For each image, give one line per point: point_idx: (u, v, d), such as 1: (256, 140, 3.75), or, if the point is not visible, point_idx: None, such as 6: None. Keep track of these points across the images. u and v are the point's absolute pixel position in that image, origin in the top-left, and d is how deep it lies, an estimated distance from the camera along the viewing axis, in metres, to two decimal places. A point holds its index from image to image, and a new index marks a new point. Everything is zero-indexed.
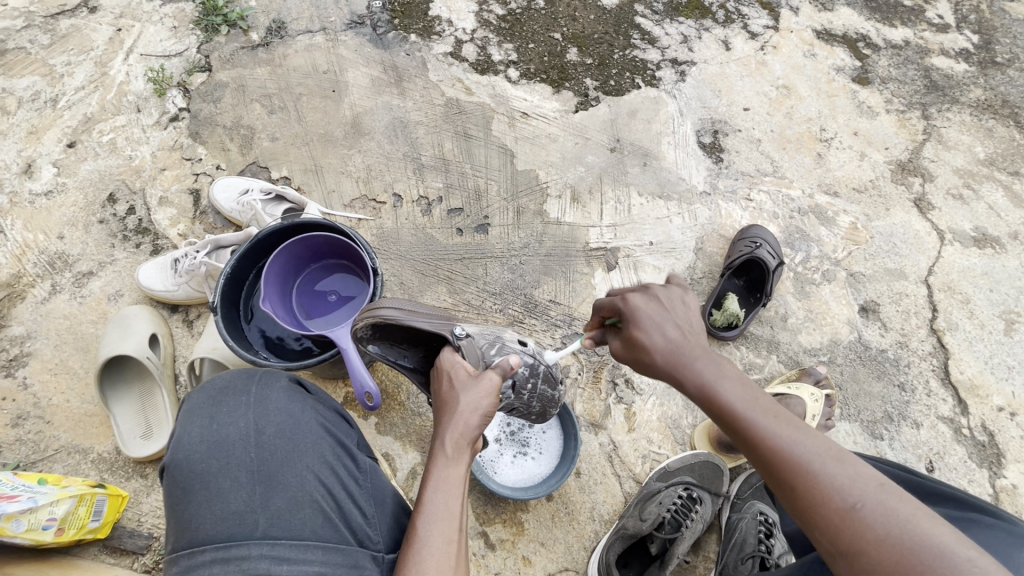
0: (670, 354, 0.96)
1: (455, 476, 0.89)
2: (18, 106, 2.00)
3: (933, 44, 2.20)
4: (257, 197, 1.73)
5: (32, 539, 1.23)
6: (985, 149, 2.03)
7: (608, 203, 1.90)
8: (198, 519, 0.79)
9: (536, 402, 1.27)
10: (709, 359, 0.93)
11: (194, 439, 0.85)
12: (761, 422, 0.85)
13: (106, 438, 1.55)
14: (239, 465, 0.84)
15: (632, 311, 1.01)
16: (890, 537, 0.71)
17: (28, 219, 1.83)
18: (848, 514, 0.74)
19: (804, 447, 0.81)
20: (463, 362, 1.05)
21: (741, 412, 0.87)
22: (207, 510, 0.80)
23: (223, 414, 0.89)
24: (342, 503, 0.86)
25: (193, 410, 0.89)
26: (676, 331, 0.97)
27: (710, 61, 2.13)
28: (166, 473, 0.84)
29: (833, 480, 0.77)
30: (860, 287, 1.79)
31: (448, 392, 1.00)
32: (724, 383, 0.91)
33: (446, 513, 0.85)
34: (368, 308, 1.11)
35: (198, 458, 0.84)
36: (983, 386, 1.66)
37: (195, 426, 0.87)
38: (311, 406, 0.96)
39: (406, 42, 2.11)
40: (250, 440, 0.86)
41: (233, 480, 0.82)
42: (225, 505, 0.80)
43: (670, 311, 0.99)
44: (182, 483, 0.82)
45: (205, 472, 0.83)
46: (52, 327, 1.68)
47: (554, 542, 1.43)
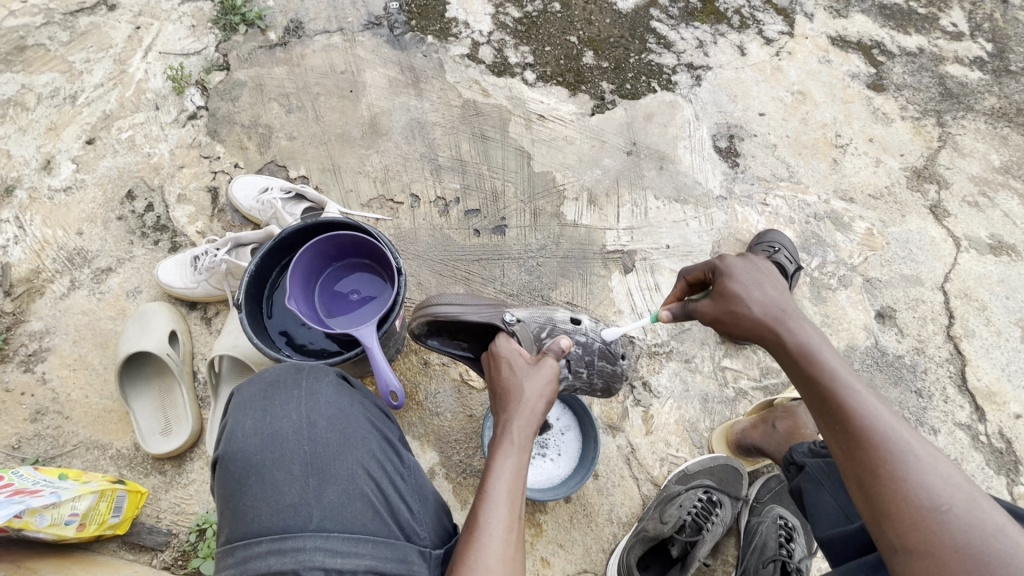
0: (767, 313, 1.04)
1: (519, 462, 0.93)
2: (37, 102, 2.01)
3: (948, 52, 2.21)
4: (277, 196, 1.74)
5: (55, 534, 1.24)
6: (1000, 156, 2.03)
7: (624, 206, 1.91)
8: (253, 511, 0.78)
9: (599, 378, 1.35)
10: (806, 325, 1.02)
11: (248, 431, 0.84)
12: (856, 398, 0.87)
13: (125, 435, 1.55)
14: (293, 457, 0.83)
15: (734, 277, 1.10)
16: (967, 547, 0.71)
17: (47, 215, 1.84)
18: (932, 514, 0.74)
19: (899, 433, 0.82)
20: (519, 350, 1.11)
21: (832, 381, 0.91)
22: (262, 502, 0.79)
23: (275, 407, 0.88)
24: (389, 498, 0.86)
25: (244, 402, 0.89)
26: (774, 296, 1.06)
27: (726, 66, 2.14)
28: (220, 465, 0.83)
29: (921, 477, 0.77)
30: (876, 292, 1.79)
31: (508, 379, 1.05)
32: (823, 350, 0.96)
33: (511, 497, 0.87)
34: (423, 307, 1.22)
35: (253, 451, 0.83)
36: (1000, 393, 1.66)
37: (248, 418, 0.86)
38: (358, 401, 0.96)
39: (423, 44, 2.12)
40: (303, 432, 0.86)
41: (287, 473, 0.81)
42: (279, 497, 0.79)
43: (766, 277, 1.10)
44: (236, 475, 0.81)
45: (259, 463, 0.82)
46: (71, 322, 1.69)
47: (573, 544, 1.43)
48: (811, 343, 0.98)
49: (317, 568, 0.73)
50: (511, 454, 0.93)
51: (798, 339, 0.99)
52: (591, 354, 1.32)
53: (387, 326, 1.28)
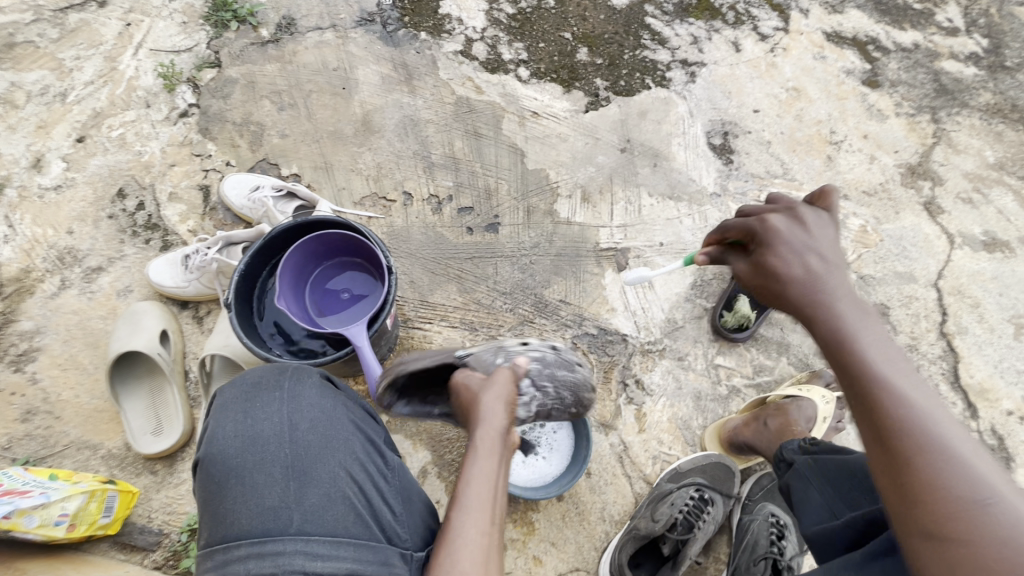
0: (807, 284, 0.93)
1: (488, 472, 0.89)
2: (27, 100, 1.99)
3: (943, 48, 2.20)
4: (268, 194, 1.73)
5: (44, 534, 1.23)
6: (995, 152, 2.03)
7: (618, 203, 1.90)
8: (234, 514, 0.78)
9: (565, 390, 1.27)
10: (851, 298, 0.91)
11: (229, 434, 0.85)
12: (899, 380, 0.80)
13: (117, 435, 1.55)
14: (274, 460, 0.83)
15: (772, 232, 0.99)
16: (1011, 540, 0.64)
17: (37, 213, 1.83)
18: (973, 503, 0.68)
19: (945, 418, 0.75)
20: (474, 372, 1.09)
21: (875, 362, 0.82)
22: (243, 505, 0.79)
23: (257, 410, 0.88)
24: (372, 501, 0.86)
25: (226, 404, 0.89)
26: (819, 264, 0.94)
27: (721, 63, 2.13)
28: (201, 468, 0.83)
29: (966, 466, 0.71)
30: (870, 289, 1.79)
31: (467, 398, 1.02)
32: (864, 330, 0.86)
33: (482, 507, 0.84)
34: (386, 368, 1.22)
35: (233, 454, 0.83)
36: (992, 390, 1.67)
37: (229, 421, 0.86)
38: (342, 402, 0.95)
39: (417, 40, 2.11)
40: (284, 435, 0.86)
41: (268, 475, 0.82)
42: (260, 500, 0.79)
43: (814, 237, 0.97)
44: (217, 478, 0.82)
45: (240, 466, 0.82)
46: (62, 322, 1.68)
47: (565, 542, 1.43)
48: (851, 323, 0.88)
49: (296, 571, 0.73)
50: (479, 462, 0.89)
51: (839, 314, 0.89)
52: (554, 371, 1.25)
53: (377, 325, 1.27)
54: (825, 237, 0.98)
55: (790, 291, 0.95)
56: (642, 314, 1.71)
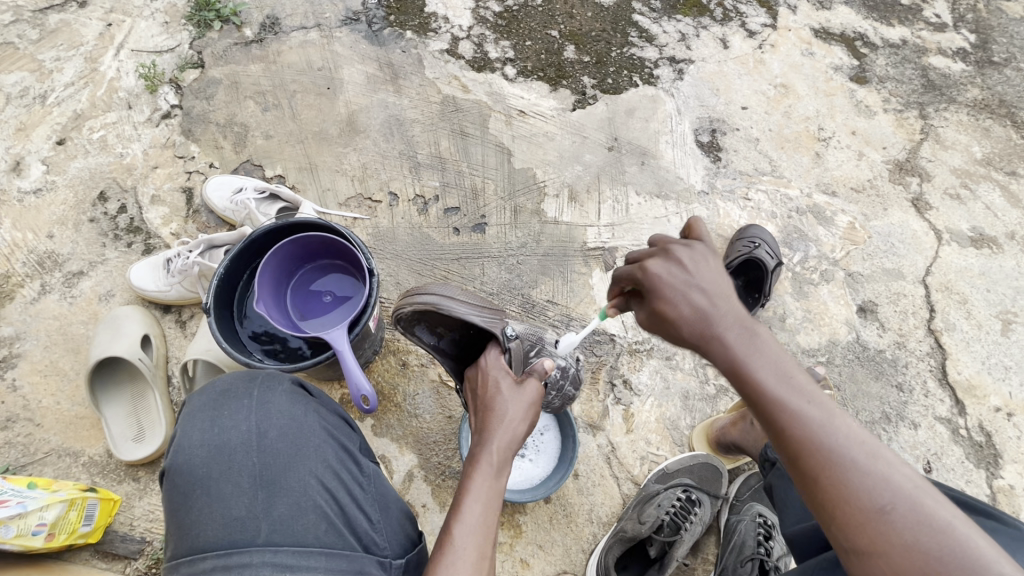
0: (697, 323, 0.89)
1: (495, 484, 0.94)
2: (6, 102, 1.96)
3: (931, 44, 2.20)
4: (251, 196, 1.71)
5: (22, 545, 1.22)
6: (982, 148, 2.03)
7: (606, 202, 1.89)
8: (201, 526, 0.78)
9: (558, 398, 1.33)
10: (743, 332, 0.87)
11: (195, 444, 0.83)
12: (792, 405, 0.81)
13: (98, 441, 1.53)
14: (242, 470, 0.82)
15: (654, 276, 0.92)
16: (918, 546, 0.69)
17: (17, 217, 1.80)
18: (877, 516, 0.72)
19: (838, 437, 0.78)
20: (507, 370, 1.14)
21: (770, 394, 0.82)
22: (209, 517, 0.78)
23: (225, 417, 0.87)
24: (345, 508, 0.85)
25: (193, 412, 0.87)
26: (704, 302, 0.89)
27: (708, 60, 2.12)
28: (167, 478, 0.82)
29: (863, 479, 0.74)
30: (858, 287, 1.79)
31: (494, 399, 1.07)
32: (754, 360, 0.85)
33: (487, 517, 0.88)
34: (412, 296, 1.17)
35: (200, 464, 0.82)
36: (980, 386, 1.66)
37: (196, 429, 0.85)
38: (314, 409, 0.94)
39: (402, 39, 2.09)
40: (252, 444, 0.84)
41: (235, 486, 0.81)
42: (227, 511, 0.79)
43: (694, 276, 0.90)
44: (183, 488, 0.81)
45: (207, 476, 0.81)
46: (42, 327, 1.65)
47: (552, 545, 1.42)
48: (742, 355, 0.86)
49: None
50: (488, 471, 0.95)
51: (729, 355, 0.86)
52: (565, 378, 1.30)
53: (358, 328, 1.26)
54: (704, 268, 0.92)
55: (680, 334, 0.90)
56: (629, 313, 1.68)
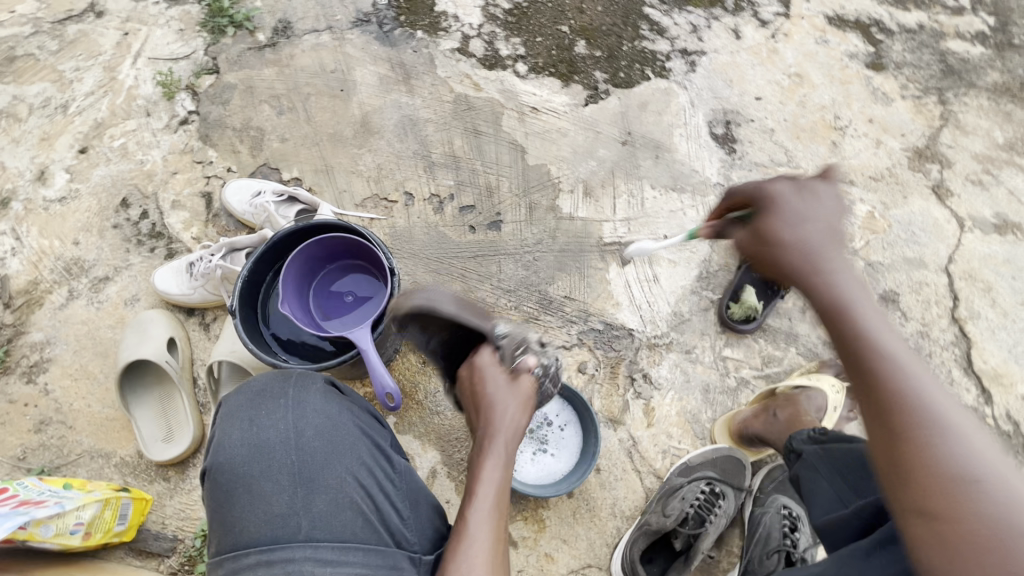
0: (802, 253, 0.91)
1: (500, 476, 0.98)
2: (29, 113, 2.00)
3: (948, 28, 2.16)
4: (270, 199, 1.73)
5: (60, 543, 1.25)
6: (1004, 133, 1.99)
7: (620, 197, 1.89)
8: (243, 522, 0.80)
9: (538, 400, 1.29)
10: (852, 277, 0.90)
11: (235, 442, 0.85)
12: (894, 358, 0.82)
13: (129, 443, 1.56)
14: (280, 468, 0.84)
15: (777, 205, 0.94)
16: (1000, 517, 0.67)
17: (43, 225, 1.84)
18: (966, 484, 0.71)
19: (940, 401, 0.77)
20: (499, 364, 1.14)
21: (873, 341, 0.84)
22: (251, 512, 0.81)
23: (262, 416, 0.88)
24: (380, 505, 0.87)
25: (232, 410, 0.89)
26: (818, 237, 0.92)
27: (721, 51, 2.10)
28: (209, 476, 0.84)
29: (958, 455, 0.73)
30: (879, 277, 1.77)
31: (488, 393, 1.09)
32: (870, 320, 0.85)
33: (495, 509, 0.93)
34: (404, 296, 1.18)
35: (241, 462, 0.84)
36: (1006, 375, 1.64)
37: (235, 428, 0.87)
38: (347, 407, 0.95)
39: (413, 39, 2.10)
40: (290, 442, 0.86)
41: (275, 483, 0.83)
42: (269, 508, 0.81)
43: (822, 212, 0.93)
44: (224, 486, 0.83)
45: (247, 475, 0.83)
46: (72, 332, 1.69)
47: (577, 539, 1.43)
48: (844, 294, 0.88)
49: None
50: (490, 466, 0.98)
51: (834, 296, 0.88)
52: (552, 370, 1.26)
53: (382, 327, 1.27)
54: (828, 208, 0.94)
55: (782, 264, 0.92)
56: (647, 308, 1.71)
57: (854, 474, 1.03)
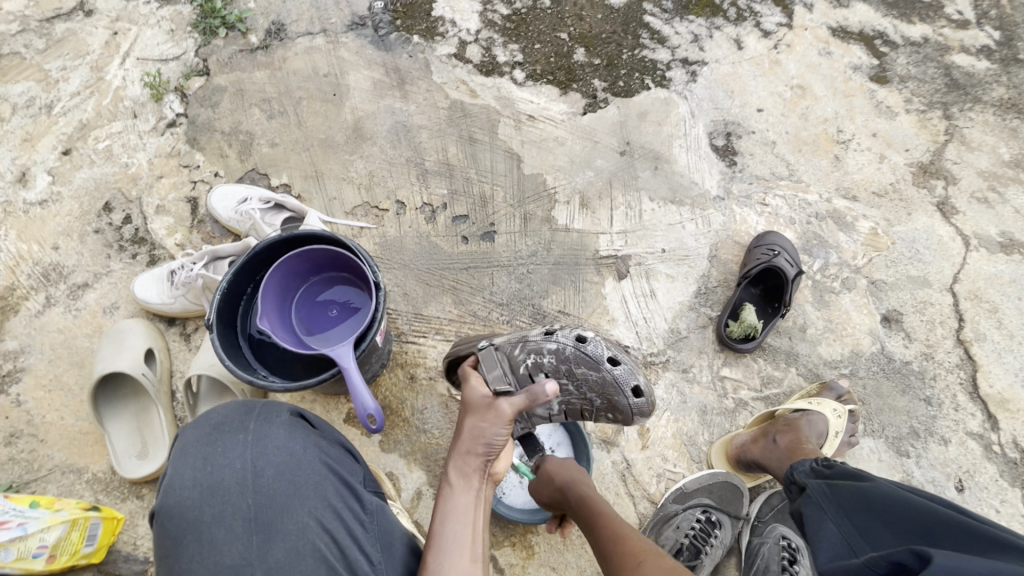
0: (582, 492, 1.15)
1: (470, 503, 1.01)
2: (12, 112, 1.95)
3: (954, 41, 2.11)
4: (256, 206, 1.68)
5: (23, 568, 1.19)
6: (1010, 149, 1.95)
7: (618, 209, 1.84)
8: (191, 575, 0.73)
9: (595, 391, 1.21)
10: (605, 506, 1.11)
11: (186, 484, 0.78)
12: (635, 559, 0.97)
13: (101, 458, 1.50)
14: (236, 513, 0.77)
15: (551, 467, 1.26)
16: None
17: (23, 229, 1.78)
18: None
19: None
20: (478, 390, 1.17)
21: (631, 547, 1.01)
22: (200, 564, 0.74)
23: (217, 455, 0.81)
24: (346, 551, 0.81)
25: (184, 448, 0.82)
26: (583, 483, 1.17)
27: (723, 61, 2.06)
28: (156, 520, 0.77)
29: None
30: (882, 295, 1.72)
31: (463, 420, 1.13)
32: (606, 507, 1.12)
33: (463, 539, 0.94)
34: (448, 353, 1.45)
35: (191, 507, 0.77)
36: (1013, 400, 1.59)
37: (186, 468, 0.79)
38: (313, 442, 0.90)
39: (408, 43, 2.05)
40: (247, 484, 0.80)
41: (229, 530, 0.76)
42: (221, 559, 0.74)
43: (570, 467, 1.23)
44: (173, 533, 0.76)
45: (198, 521, 0.76)
46: (47, 341, 1.63)
47: (566, 566, 1.38)
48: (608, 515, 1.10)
49: None
50: (461, 493, 1.02)
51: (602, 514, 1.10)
52: (563, 355, 1.21)
53: (365, 345, 1.22)
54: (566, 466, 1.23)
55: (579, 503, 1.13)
56: (643, 324, 1.68)
57: (860, 513, 0.97)
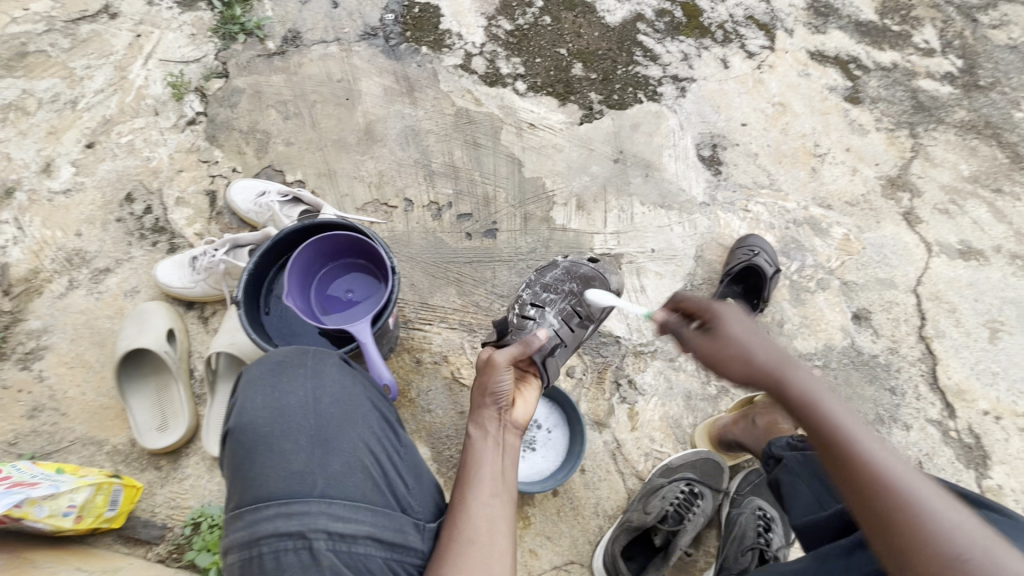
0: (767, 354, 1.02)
1: (490, 449, 1.04)
2: (38, 107, 2.05)
3: (920, 68, 2.30)
4: (274, 199, 1.79)
5: (53, 525, 1.26)
6: (969, 166, 2.13)
7: (611, 212, 1.98)
8: (261, 478, 0.83)
9: (566, 283, 1.55)
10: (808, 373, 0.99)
11: (257, 404, 0.90)
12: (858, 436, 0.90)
13: (121, 431, 1.58)
14: (300, 430, 0.88)
15: (718, 316, 1.10)
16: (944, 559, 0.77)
17: (47, 216, 1.87)
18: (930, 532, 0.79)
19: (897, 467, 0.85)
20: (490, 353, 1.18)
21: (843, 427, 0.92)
22: (269, 470, 0.84)
23: (283, 383, 0.93)
24: (387, 472, 0.92)
25: (253, 378, 0.93)
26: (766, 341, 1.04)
27: (710, 79, 2.22)
28: (228, 436, 0.88)
29: (931, 528, 0.79)
30: (853, 295, 1.87)
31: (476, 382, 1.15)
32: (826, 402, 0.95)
33: (485, 482, 0.98)
34: None
35: (262, 423, 0.88)
36: (969, 391, 1.74)
37: (257, 392, 0.91)
38: (360, 381, 1.01)
39: (418, 54, 2.19)
40: (309, 406, 0.91)
41: (294, 443, 0.87)
42: (287, 465, 0.85)
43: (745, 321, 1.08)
44: (245, 445, 0.87)
45: (268, 434, 0.87)
46: (70, 321, 1.72)
47: (560, 536, 1.49)
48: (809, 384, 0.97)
49: (320, 529, 0.78)
50: (478, 440, 1.05)
51: (800, 385, 0.97)
52: (539, 276, 1.57)
53: (380, 323, 1.34)
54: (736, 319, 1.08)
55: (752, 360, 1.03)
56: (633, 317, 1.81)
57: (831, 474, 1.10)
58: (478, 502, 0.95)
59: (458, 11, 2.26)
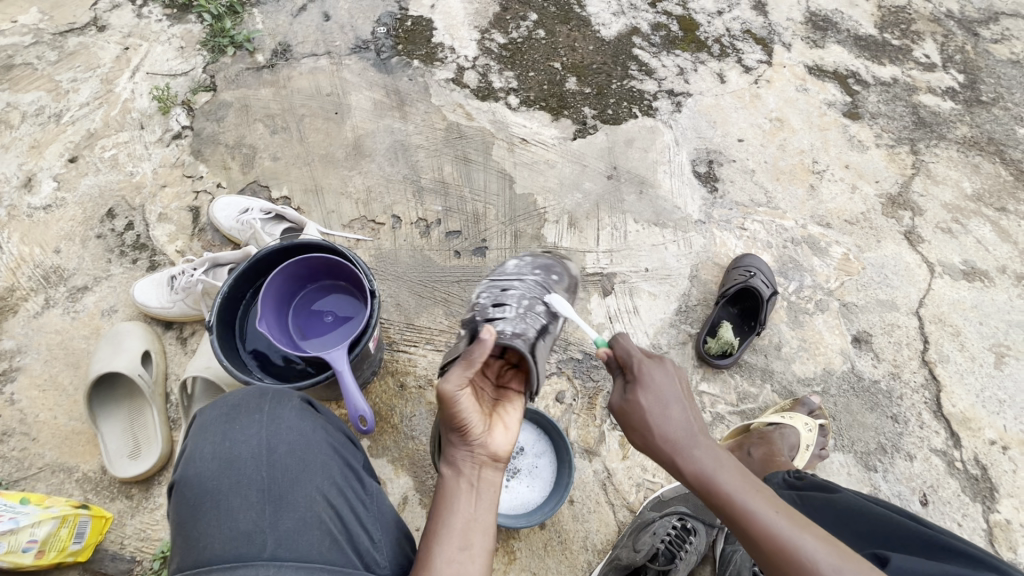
0: (666, 432, 1.05)
1: (462, 492, 0.98)
2: (21, 120, 2.01)
3: (921, 83, 2.26)
4: (257, 216, 1.74)
5: (11, 560, 1.23)
6: (972, 184, 2.07)
7: (604, 229, 1.93)
8: (206, 538, 0.82)
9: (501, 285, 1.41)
10: (710, 449, 1.03)
11: (206, 457, 0.88)
12: (751, 507, 0.95)
13: (92, 457, 1.53)
14: (250, 484, 0.86)
15: (641, 371, 1.11)
16: None
17: (25, 232, 1.83)
18: None
19: (807, 542, 0.88)
20: (452, 374, 1.02)
21: (736, 501, 0.96)
22: (217, 529, 0.82)
23: (236, 431, 0.92)
24: (348, 525, 0.89)
25: (206, 425, 0.92)
26: (680, 413, 1.06)
27: (706, 93, 2.18)
28: (177, 490, 0.87)
29: None
30: (853, 317, 1.81)
31: (446, 417, 1.02)
32: (721, 472, 1.00)
33: (454, 533, 0.92)
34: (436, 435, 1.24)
35: (211, 477, 0.86)
36: (975, 419, 1.67)
37: (208, 442, 0.89)
38: (321, 425, 0.99)
39: (409, 68, 2.15)
40: (262, 458, 0.89)
41: (243, 499, 0.85)
42: (235, 525, 0.83)
43: (675, 391, 1.08)
44: (192, 501, 0.85)
45: (215, 489, 0.85)
46: (44, 341, 1.67)
47: (546, 572, 1.42)
48: (707, 463, 1.01)
49: None
50: (451, 479, 1.00)
51: (697, 467, 1.01)
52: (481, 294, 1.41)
53: (358, 349, 1.27)
54: (670, 385, 1.09)
55: (655, 436, 1.06)
56: None
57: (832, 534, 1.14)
58: (444, 557, 0.88)
59: (451, 25, 2.23)
